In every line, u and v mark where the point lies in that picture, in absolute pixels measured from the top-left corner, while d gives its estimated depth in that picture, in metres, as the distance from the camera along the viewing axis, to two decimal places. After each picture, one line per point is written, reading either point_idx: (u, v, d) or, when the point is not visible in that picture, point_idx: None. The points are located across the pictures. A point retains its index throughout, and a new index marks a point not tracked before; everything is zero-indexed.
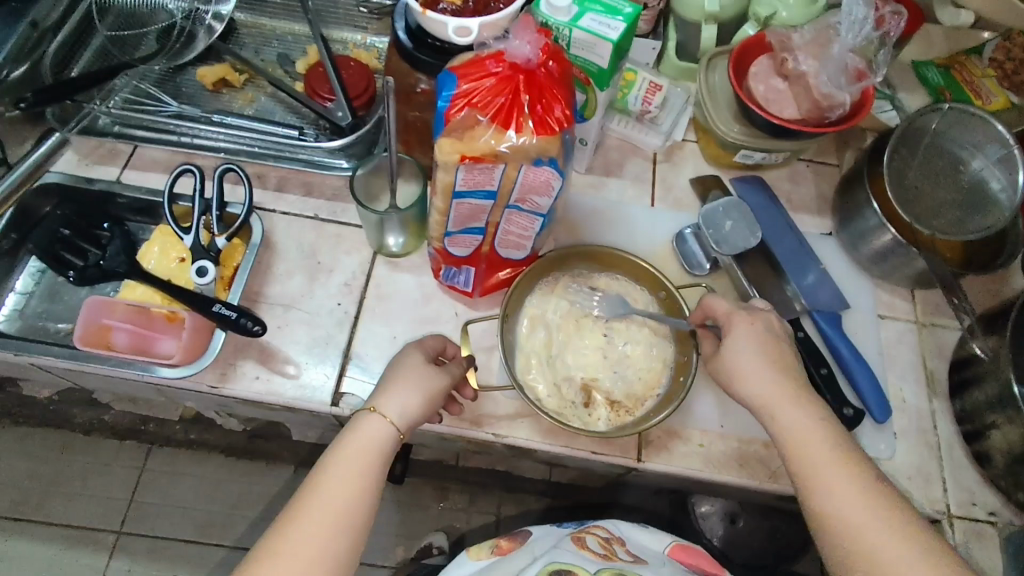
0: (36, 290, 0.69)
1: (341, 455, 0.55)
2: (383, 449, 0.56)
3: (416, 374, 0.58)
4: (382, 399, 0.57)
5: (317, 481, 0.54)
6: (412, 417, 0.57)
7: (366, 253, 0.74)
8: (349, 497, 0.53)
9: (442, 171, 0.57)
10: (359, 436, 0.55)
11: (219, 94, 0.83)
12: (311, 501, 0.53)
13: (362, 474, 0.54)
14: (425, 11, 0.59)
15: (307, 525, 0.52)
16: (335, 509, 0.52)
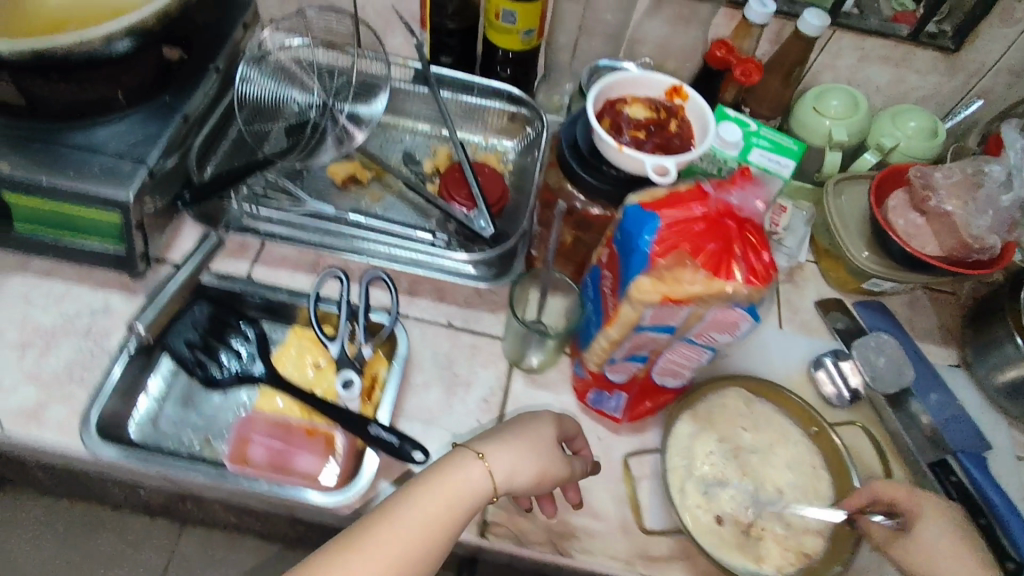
0: (170, 394, 0.66)
1: (426, 489, 0.53)
2: (475, 499, 0.54)
3: (534, 435, 0.59)
4: (494, 447, 0.57)
5: (400, 505, 0.52)
6: (516, 479, 0.56)
7: (502, 366, 0.73)
8: (426, 536, 0.52)
9: (628, 305, 0.56)
10: (451, 472, 0.54)
11: (346, 190, 0.80)
12: (387, 528, 0.51)
13: (447, 518, 0.52)
14: (621, 147, 0.59)
15: (377, 551, 0.50)
16: (410, 546, 0.51)
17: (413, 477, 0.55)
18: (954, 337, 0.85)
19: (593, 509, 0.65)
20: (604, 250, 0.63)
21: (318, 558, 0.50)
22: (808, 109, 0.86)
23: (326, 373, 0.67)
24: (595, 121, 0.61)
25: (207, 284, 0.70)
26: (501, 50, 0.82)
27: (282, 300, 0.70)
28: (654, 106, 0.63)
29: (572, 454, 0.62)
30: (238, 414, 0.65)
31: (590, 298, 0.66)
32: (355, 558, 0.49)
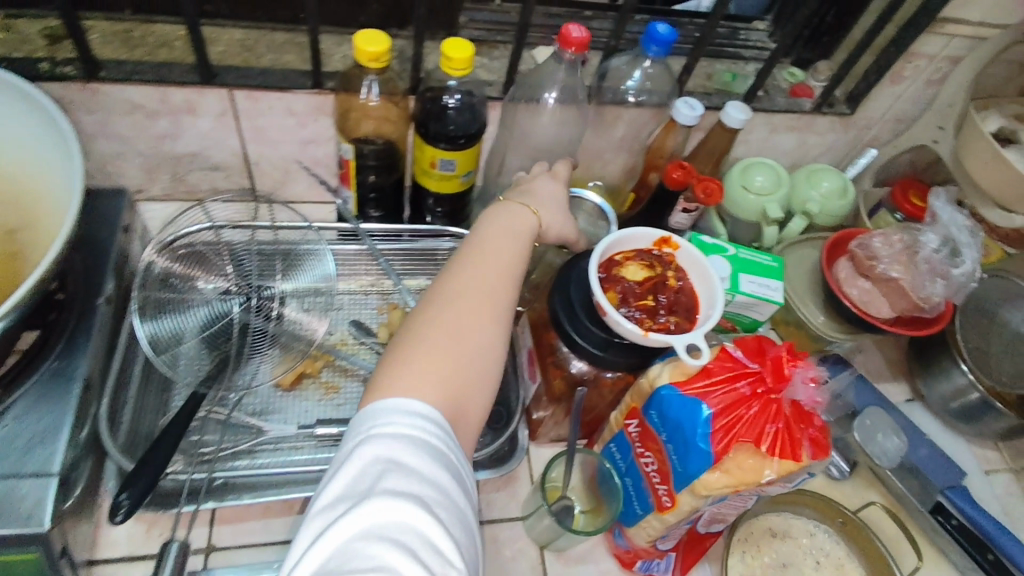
0: None
1: (483, 246, 0.52)
2: (524, 228, 0.54)
3: (557, 187, 0.60)
4: (535, 193, 0.59)
5: (457, 270, 0.49)
6: (546, 232, 0.57)
7: (534, 553, 0.65)
8: (498, 299, 0.49)
9: (688, 496, 0.51)
10: (499, 215, 0.54)
11: (295, 390, 0.68)
12: (456, 284, 0.48)
13: (508, 273, 0.50)
14: (648, 333, 0.54)
15: (456, 314, 0.46)
16: (483, 300, 0.48)
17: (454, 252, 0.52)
18: (899, 369, 0.93)
19: None
20: (631, 424, 0.58)
21: (385, 373, 0.44)
22: (735, 184, 0.88)
23: None
24: (601, 296, 0.56)
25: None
26: (434, 194, 0.73)
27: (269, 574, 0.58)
28: (648, 261, 0.60)
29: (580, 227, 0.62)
30: None
31: (619, 467, 0.61)
32: (433, 336, 0.45)
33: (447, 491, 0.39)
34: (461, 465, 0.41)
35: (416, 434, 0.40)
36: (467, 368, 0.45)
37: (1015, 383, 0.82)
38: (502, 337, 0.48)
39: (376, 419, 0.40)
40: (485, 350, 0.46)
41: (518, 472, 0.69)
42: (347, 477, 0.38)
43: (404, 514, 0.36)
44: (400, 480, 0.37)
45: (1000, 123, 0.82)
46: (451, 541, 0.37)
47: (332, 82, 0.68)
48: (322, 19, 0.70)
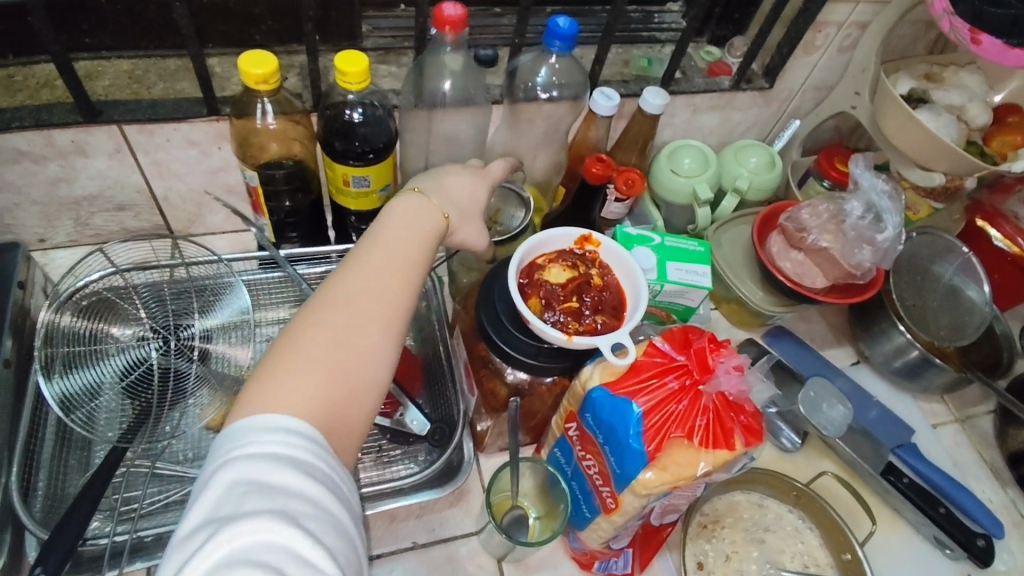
0: None
1: (384, 240, 0.47)
2: (433, 223, 0.49)
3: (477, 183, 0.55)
4: (456, 180, 0.54)
5: (350, 264, 0.45)
6: (461, 234, 0.53)
7: (491, 567, 0.64)
8: (394, 297, 0.44)
9: (631, 496, 0.50)
10: (406, 206, 0.49)
11: None
12: (347, 279, 0.43)
13: (409, 269, 0.46)
14: (572, 336, 0.53)
15: (343, 312, 0.42)
16: (374, 297, 0.43)
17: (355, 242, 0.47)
18: (843, 334, 0.94)
19: None
20: (571, 427, 0.57)
21: (259, 381, 0.39)
22: (664, 169, 0.88)
23: None
24: (523, 305, 0.55)
25: None
26: (354, 213, 0.71)
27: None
28: (571, 262, 0.58)
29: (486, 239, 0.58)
30: None
31: (566, 471, 0.60)
32: (314, 341, 0.40)
33: (323, 504, 0.36)
34: (342, 475, 0.38)
35: (289, 445, 0.36)
36: (353, 376, 0.40)
37: (953, 336, 0.84)
38: (395, 342, 0.44)
39: (247, 431, 0.36)
40: (374, 354, 0.42)
41: (470, 486, 0.67)
42: (211, 497, 0.34)
43: (271, 534, 0.33)
44: (270, 496, 0.34)
45: (911, 84, 0.83)
46: (327, 555, 0.34)
47: (227, 108, 0.65)
48: (212, 42, 0.66)
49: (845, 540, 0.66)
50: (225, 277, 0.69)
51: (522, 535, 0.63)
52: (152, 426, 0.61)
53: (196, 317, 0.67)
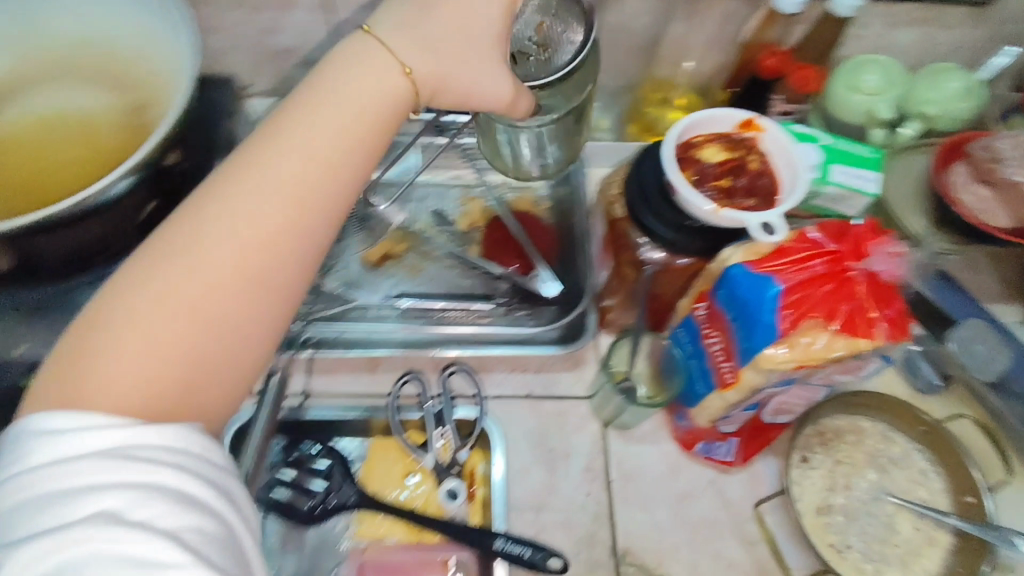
0: (262, 549, 0.59)
1: (292, 141, 0.37)
2: (372, 114, 0.39)
3: (461, 8, 0.43)
4: (421, 60, 0.41)
5: (255, 174, 0.35)
6: (453, 85, 0.43)
7: (597, 429, 0.68)
8: (285, 230, 0.35)
9: (751, 370, 0.51)
10: (342, 81, 0.39)
11: (382, 268, 0.74)
12: (239, 195, 0.35)
13: (324, 187, 0.37)
14: (721, 208, 0.53)
15: (197, 260, 0.34)
16: (261, 233, 0.35)
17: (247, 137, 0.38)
18: (1018, 291, 0.84)
19: (724, 558, 0.62)
20: (701, 306, 0.58)
21: (100, 317, 0.33)
22: (842, 84, 0.81)
23: (419, 484, 0.62)
24: (675, 174, 0.55)
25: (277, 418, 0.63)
26: None
27: (359, 419, 0.64)
28: (728, 144, 0.58)
29: (519, 83, 0.48)
30: (334, 549, 0.60)
31: (687, 351, 0.61)
32: (187, 270, 0.33)
33: (171, 489, 0.30)
34: (202, 446, 0.32)
35: (100, 432, 0.30)
36: (229, 321, 0.34)
37: None
38: (295, 275, 0.36)
39: (55, 420, 0.30)
40: (244, 302, 0.35)
41: (586, 355, 0.71)
42: (12, 504, 0.29)
43: (103, 542, 0.28)
44: (94, 501, 0.29)
45: None
46: (183, 548, 0.29)
47: None
48: None
49: (972, 483, 0.62)
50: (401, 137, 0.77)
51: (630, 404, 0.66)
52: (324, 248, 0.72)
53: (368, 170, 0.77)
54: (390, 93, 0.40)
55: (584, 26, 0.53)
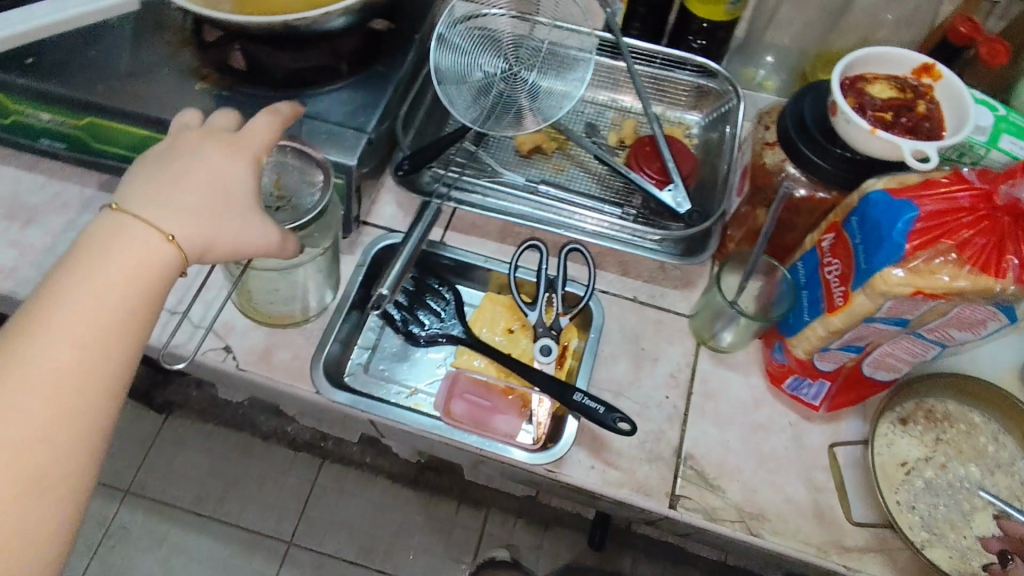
0: (378, 349, 0.70)
1: (89, 277, 0.41)
2: (156, 250, 0.43)
3: (229, 165, 0.48)
4: (179, 220, 0.44)
5: (54, 319, 0.39)
6: (223, 240, 0.47)
7: (690, 345, 0.70)
8: (105, 349, 0.41)
9: (865, 294, 0.53)
10: (110, 228, 0.43)
11: (530, 159, 0.81)
12: (63, 308, 0.40)
13: (114, 340, 0.41)
14: (876, 130, 0.55)
15: (28, 376, 0.38)
16: (51, 385, 0.38)
17: (54, 269, 0.42)
18: None
19: (785, 494, 0.63)
20: (827, 237, 0.60)
21: None
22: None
23: (518, 338, 0.69)
24: (840, 94, 0.57)
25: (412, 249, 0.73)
26: (700, 20, 0.79)
27: (484, 271, 0.72)
28: (900, 85, 0.59)
29: (289, 227, 0.52)
30: (434, 369, 0.69)
31: (801, 281, 0.63)
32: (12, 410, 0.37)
33: None
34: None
35: None
36: (40, 450, 0.37)
37: None
38: (86, 431, 0.39)
39: None
40: (91, 363, 0.40)
41: (697, 279, 0.74)
42: None
43: None
44: None
45: None
46: None
47: None
48: None
49: None
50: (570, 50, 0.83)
51: (727, 327, 0.70)
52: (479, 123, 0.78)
53: (535, 70, 0.82)
54: (152, 262, 0.43)
55: (322, 171, 0.59)
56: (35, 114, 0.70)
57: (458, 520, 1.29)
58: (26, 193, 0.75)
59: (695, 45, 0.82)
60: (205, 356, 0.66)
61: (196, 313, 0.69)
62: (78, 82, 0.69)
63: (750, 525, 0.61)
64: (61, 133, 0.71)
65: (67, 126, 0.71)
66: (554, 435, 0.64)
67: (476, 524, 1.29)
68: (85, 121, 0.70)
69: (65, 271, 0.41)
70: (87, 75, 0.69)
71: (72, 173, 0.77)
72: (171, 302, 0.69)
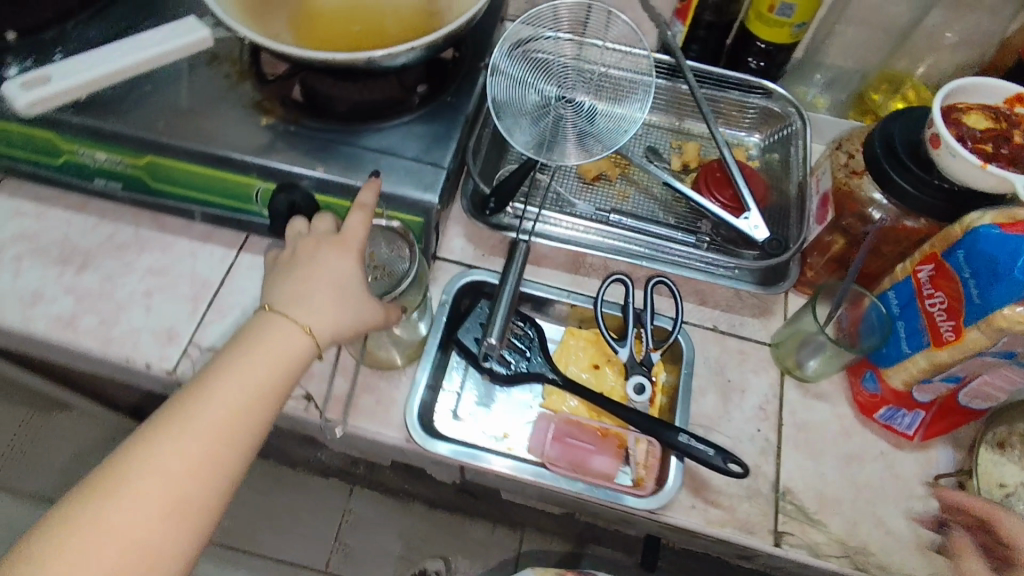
0: (464, 389, 0.68)
1: (245, 364, 0.45)
2: (301, 349, 0.47)
3: (341, 265, 0.50)
4: (316, 315, 0.48)
5: (207, 399, 0.43)
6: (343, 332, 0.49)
7: (774, 374, 0.70)
8: (247, 431, 0.44)
9: (980, 330, 0.52)
10: (270, 327, 0.46)
11: (594, 186, 0.79)
12: (219, 390, 0.44)
13: (253, 427, 0.44)
14: (987, 165, 0.54)
15: (183, 447, 0.42)
16: (189, 463, 0.42)
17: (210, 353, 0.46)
18: None
19: (885, 525, 0.63)
20: (923, 270, 0.59)
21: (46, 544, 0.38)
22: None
23: (605, 374, 0.68)
24: (942, 126, 0.56)
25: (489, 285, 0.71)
26: (760, 41, 0.76)
27: (568, 305, 0.71)
28: (993, 115, 0.59)
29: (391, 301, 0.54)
30: (521, 410, 0.67)
31: (893, 312, 0.62)
32: (160, 477, 0.41)
33: None
34: None
35: None
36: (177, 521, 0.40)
37: None
38: (217, 504, 0.43)
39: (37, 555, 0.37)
40: (230, 449, 0.43)
41: (773, 307, 0.73)
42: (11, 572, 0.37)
43: None
44: None
45: None
46: None
47: None
48: None
49: None
50: (628, 74, 0.79)
51: (812, 355, 0.69)
52: (538, 150, 0.75)
53: (590, 93, 0.79)
54: (290, 354, 0.46)
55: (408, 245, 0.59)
56: (90, 154, 0.66)
57: (494, 541, 1.28)
58: (77, 235, 0.72)
59: (755, 66, 0.80)
60: (288, 406, 0.64)
61: None
62: (136, 120, 0.65)
63: (855, 560, 0.61)
64: (116, 173, 0.68)
65: (125, 166, 0.67)
66: (656, 478, 0.63)
67: (513, 543, 1.29)
68: (144, 162, 0.66)
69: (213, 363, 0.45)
70: (145, 112, 0.65)
71: (123, 211, 0.74)
72: None
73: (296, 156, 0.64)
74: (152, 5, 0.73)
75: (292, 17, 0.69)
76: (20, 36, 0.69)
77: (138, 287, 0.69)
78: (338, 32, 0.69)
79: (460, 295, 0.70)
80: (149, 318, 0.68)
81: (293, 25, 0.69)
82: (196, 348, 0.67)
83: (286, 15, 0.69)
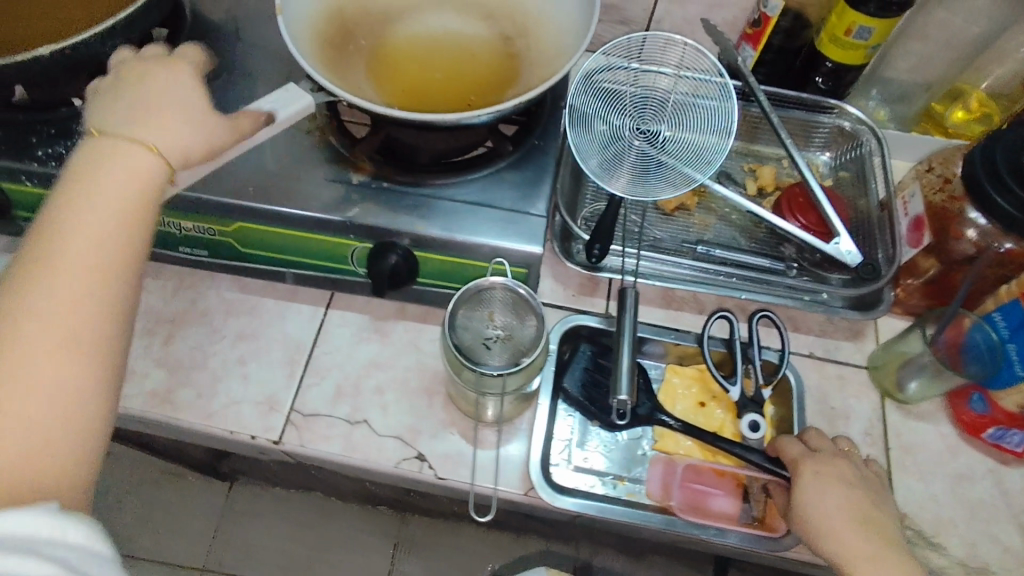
0: (573, 436, 0.67)
1: (53, 239, 0.37)
2: (152, 175, 0.40)
3: (189, 129, 0.43)
4: (158, 131, 0.41)
5: (40, 274, 0.36)
6: (185, 143, 0.42)
7: (875, 399, 0.70)
8: (110, 238, 0.38)
9: None
10: (111, 164, 0.39)
11: (673, 217, 0.78)
12: (54, 255, 0.37)
13: (120, 237, 0.39)
14: None
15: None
16: (67, 388, 0.36)
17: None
18: None
19: (1002, 543, 0.64)
20: None
21: None
22: None
23: (712, 411, 0.68)
24: None
25: (588, 328, 0.71)
26: (830, 62, 0.75)
27: (670, 343, 0.70)
28: None
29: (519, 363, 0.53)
30: (635, 454, 0.67)
31: (1003, 336, 0.64)
32: None
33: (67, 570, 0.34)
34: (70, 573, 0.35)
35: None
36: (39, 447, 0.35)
37: None
38: (110, 308, 0.38)
39: None
40: (91, 305, 0.37)
41: (865, 329, 0.73)
42: None
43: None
44: None
45: None
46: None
47: None
48: None
49: None
50: (704, 100, 0.78)
51: (915, 375, 0.68)
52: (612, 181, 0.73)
53: (659, 122, 0.78)
54: (138, 172, 0.40)
55: (531, 312, 0.56)
56: (174, 223, 0.64)
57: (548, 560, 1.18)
58: (157, 303, 0.70)
59: (821, 85, 0.78)
60: (401, 467, 0.63)
61: (378, 420, 0.66)
62: (216, 185, 0.62)
63: None
64: (202, 241, 0.66)
65: (212, 233, 0.65)
66: (783, 517, 0.62)
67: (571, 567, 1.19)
68: (231, 228, 0.64)
69: (49, 198, 0.39)
70: (226, 178, 0.62)
71: (201, 275, 0.72)
72: (347, 412, 0.66)
73: (392, 214, 0.62)
74: (220, 62, 0.71)
75: (371, 66, 0.67)
76: (86, 101, 0.67)
77: (230, 354, 0.68)
78: (420, 79, 0.67)
79: (563, 344, 0.71)
80: (246, 388, 0.66)
81: (373, 73, 0.66)
82: (298, 414, 0.65)
83: (364, 63, 0.67)
